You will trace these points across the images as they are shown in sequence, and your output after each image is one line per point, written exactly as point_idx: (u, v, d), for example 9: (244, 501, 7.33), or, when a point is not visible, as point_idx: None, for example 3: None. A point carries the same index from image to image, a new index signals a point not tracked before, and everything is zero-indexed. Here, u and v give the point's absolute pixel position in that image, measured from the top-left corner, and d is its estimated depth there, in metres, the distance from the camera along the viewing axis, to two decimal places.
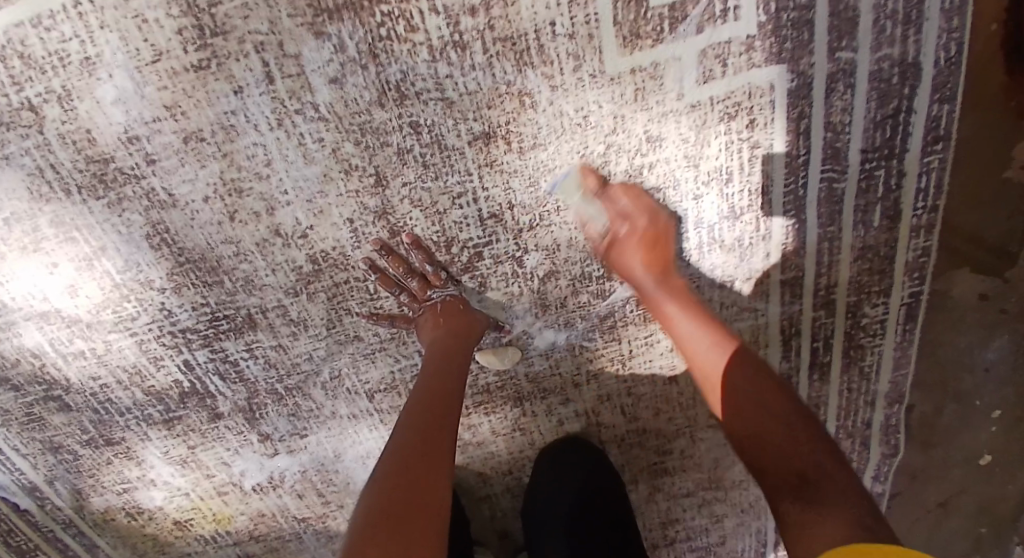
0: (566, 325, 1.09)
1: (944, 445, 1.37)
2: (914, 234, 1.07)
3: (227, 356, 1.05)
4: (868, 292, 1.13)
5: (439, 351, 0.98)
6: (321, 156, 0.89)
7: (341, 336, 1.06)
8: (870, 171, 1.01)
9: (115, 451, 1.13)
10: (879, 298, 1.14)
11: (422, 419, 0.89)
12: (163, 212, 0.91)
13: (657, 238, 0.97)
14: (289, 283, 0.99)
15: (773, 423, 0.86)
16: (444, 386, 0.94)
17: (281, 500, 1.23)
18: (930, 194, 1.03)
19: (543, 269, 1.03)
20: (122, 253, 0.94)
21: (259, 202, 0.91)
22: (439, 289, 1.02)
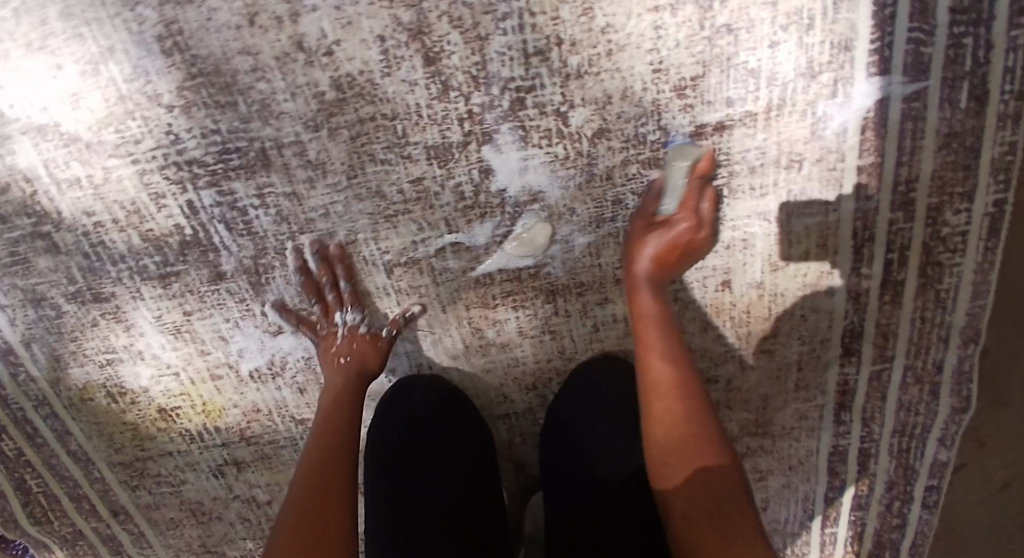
0: (613, 204, 0.97)
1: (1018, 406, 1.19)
2: (1000, 124, 0.95)
3: (235, 202, 0.95)
4: (951, 194, 1.00)
5: (335, 391, 1.00)
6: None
7: (361, 190, 0.96)
8: (957, 38, 0.91)
9: (102, 311, 1.02)
10: (963, 203, 1.00)
11: (328, 425, 0.96)
12: (179, 9, 0.84)
13: (683, 242, 0.93)
14: (308, 113, 0.89)
15: (715, 503, 0.75)
16: (353, 392, 1.00)
17: (278, 392, 1.11)
18: (1017, 75, 0.93)
19: (592, 128, 0.92)
20: (131, 58, 0.86)
21: (281, 4, 0.84)
22: (343, 315, 1.02)
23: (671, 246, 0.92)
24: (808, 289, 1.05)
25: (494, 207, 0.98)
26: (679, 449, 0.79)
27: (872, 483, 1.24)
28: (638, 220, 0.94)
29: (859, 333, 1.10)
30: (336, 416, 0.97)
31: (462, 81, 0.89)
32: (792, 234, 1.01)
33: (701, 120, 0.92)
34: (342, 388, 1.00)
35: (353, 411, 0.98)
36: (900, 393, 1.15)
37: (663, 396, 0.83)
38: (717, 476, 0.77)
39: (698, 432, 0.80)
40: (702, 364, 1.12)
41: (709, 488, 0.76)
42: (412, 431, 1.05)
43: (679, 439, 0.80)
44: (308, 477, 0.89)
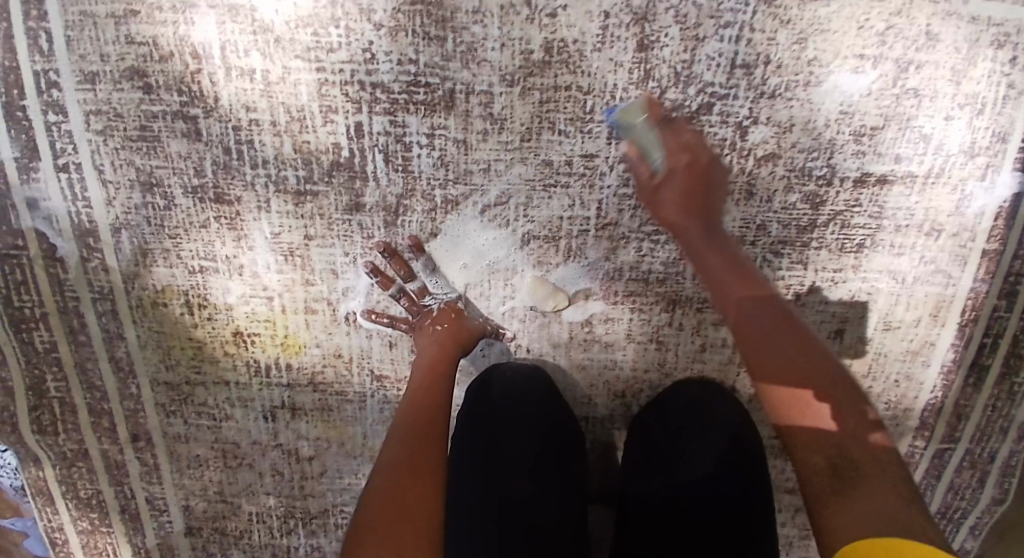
0: (760, 228, 1.01)
1: None
2: None
3: (403, 136, 0.92)
4: None
5: (425, 358, 0.94)
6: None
7: (529, 155, 0.95)
8: None
9: (219, 214, 0.96)
10: None
11: (426, 391, 0.90)
12: None
13: (449, 334, 0.97)
14: (510, 67, 0.90)
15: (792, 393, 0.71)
16: (444, 365, 0.93)
17: (367, 341, 1.05)
18: None
19: (764, 150, 0.96)
20: None
21: None
22: (438, 295, 1.01)
23: (447, 331, 0.97)
24: (909, 354, 1.10)
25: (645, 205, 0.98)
26: (785, 335, 0.74)
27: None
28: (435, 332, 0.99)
29: (936, 408, 1.13)
30: (429, 388, 0.91)
31: (664, 75, 0.91)
32: (911, 298, 1.06)
33: (867, 170, 0.98)
34: (432, 382, 0.91)
35: (446, 382, 0.91)
36: (951, 474, 1.18)
37: (759, 348, 0.74)
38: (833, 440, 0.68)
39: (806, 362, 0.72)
40: None
41: (805, 435, 0.69)
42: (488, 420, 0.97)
43: (800, 376, 0.71)
44: (395, 474, 0.80)
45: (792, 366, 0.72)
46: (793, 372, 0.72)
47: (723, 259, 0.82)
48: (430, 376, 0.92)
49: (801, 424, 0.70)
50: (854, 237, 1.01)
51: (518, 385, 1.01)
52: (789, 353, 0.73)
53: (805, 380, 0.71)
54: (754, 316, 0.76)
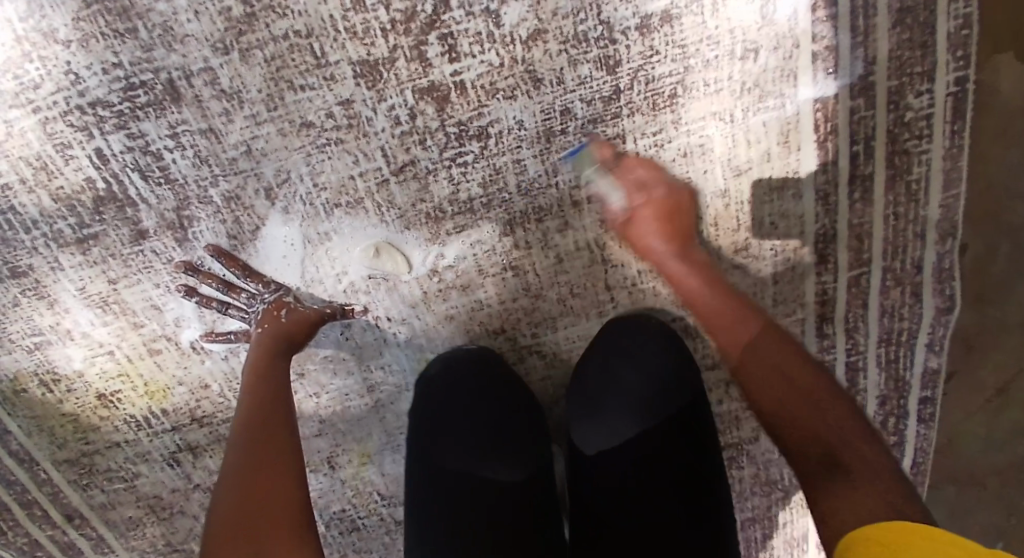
0: (564, 113, 0.92)
1: (1002, 300, 1.13)
2: None
3: (148, 146, 0.87)
4: (910, 74, 0.94)
5: (259, 354, 0.90)
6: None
7: (287, 124, 0.88)
8: None
9: (23, 288, 0.94)
10: (923, 84, 0.95)
11: (261, 392, 0.86)
12: None
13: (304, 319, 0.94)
14: (215, 34, 0.83)
15: (802, 407, 0.76)
16: (276, 362, 0.90)
17: (225, 363, 1.02)
18: None
19: (526, 29, 0.87)
20: None
21: None
22: (258, 295, 0.96)
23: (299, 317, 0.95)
24: (775, 192, 0.99)
25: (433, 131, 0.91)
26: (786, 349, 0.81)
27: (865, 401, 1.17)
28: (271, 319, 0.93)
29: (832, 234, 1.03)
30: (263, 386, 0.87)
31: None
32: (749, 131, 0.95)
33: (645, 11, 0.88)
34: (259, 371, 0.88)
35: (283, 378, 0.89)
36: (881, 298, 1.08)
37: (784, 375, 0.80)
38: (823, 404, 0.76)
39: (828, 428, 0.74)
40: (673, 288, 1.06)
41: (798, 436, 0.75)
42: (441, 418, 1.01)
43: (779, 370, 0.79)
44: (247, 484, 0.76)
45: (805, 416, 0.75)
46: (795, 386, 0.77)
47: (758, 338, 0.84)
48: (257, 367, 0.89)
49: (758, 356, 0.81)
50: (663, 90, 0.92)
51: (451, 374, 1.03)
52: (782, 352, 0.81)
53: (795, 389, 0.77)
54: (744, 324, 0.84)
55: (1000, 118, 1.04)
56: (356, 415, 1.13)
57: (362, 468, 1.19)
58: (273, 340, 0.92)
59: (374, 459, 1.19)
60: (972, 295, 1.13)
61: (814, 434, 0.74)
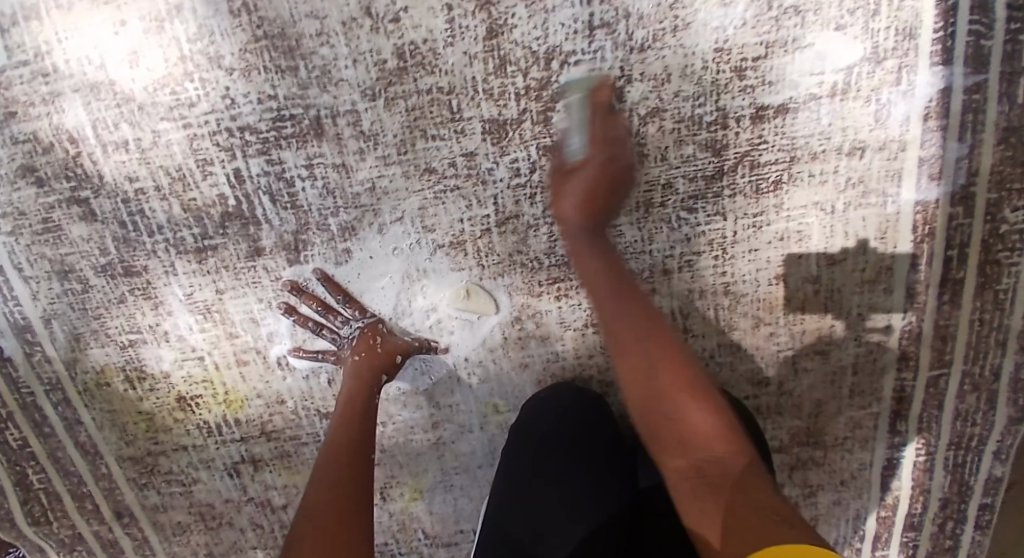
0: (665, 186, 0.97)
1: None
2: None
3: (284, 172, 0.92)
4: (1009, 190, 0.98)
5: (353, 378, 0.94)
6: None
7: (412, 167, 0.93)
8: (1015, 32, 0.90)
9: (131, 286, 0.99)
10: (1021, 200, 0.99)
11: (348, 417, 0.89)
12: None
13: (396, 346, 0.99)
14: (368, 82, 0.88)
15: (667, 418, 0.71)
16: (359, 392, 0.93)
17: (306, 382, 1.04)
18: None
19: (646, 107, 0.93)
20: (198, 17, 0.87)
21: None
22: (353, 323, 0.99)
23: (388, 343, 0.98)
24: (866, 285, 1.03)
25: (543, 188, 0.95)
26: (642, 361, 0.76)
27: (926, 501, 1.19)
28: (363, 341, 0.98)
29: (917, 335, 1.06)
30: (349, 414, 0.90)
31: (521, 56, 0.89)
32: (848, 226, 0.99)
33: (762, 103, 0.92)
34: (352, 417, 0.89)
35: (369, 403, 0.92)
36: (956, 402, 1.11)
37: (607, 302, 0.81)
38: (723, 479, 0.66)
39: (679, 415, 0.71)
40: (750, 364, 1.08)
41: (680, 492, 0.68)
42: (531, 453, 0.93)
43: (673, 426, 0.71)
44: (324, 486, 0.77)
45: (702, 442, 0.69)
46: (668, 427, 0.71)
47: (599, 258, 0.83)
48: (349, 415, 0.90)
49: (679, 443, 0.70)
50: (769, 176, 0.96)
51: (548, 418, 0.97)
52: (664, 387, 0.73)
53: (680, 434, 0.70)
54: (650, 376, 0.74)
55: None
56: (417, 449, 1.11)
57: (412, 504, 1.16)
58: (362, 367, 0.95)
59: (426, 495, 1.15)
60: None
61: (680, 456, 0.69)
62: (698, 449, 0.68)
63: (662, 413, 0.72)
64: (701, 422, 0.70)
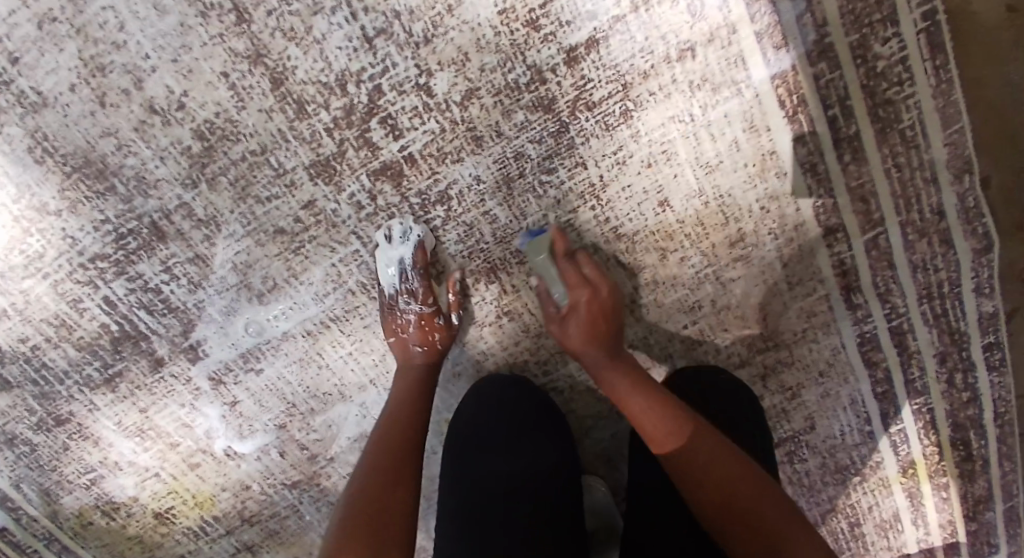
0: (517, 157, 0.93)
1: None
2: None
3: (147, 284, 0.94)
4: (871, 24, 0.93)
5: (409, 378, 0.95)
6: (172, 3, 0.82)
7: (262, 234, 0.92)
8: None
9: (69, 433, 1.03)
10: (888, 30, 0.94)
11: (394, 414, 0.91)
12: (37, 115, 0.86)
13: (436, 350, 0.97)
14: (182, 172, 0.88)
15: (728, 481, 0.79)
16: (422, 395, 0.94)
17: (260, 463, 1.06)
18: None
19: (459, 92, 0.88)
20: (12, 176, 0.88)
21: (124, 76, 0.85)
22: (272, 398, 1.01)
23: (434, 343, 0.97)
24: (755, 177, 0.98)
25: (397, 206, 0.93)
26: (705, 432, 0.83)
27: (921, 362, 1.14)
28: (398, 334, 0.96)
29: (832, 205, 1.01)
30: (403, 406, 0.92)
31: (315, 93, 0.86)
32: (711, 128, 0.95)
33: (569, 47, 0.88)
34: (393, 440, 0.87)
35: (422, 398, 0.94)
36: (908, 253, 1.05)
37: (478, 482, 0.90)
38: (749, 510, 0.77)
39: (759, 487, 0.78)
40: (676, 294, 1.04)
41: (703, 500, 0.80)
42: (475, 443, 0.99)
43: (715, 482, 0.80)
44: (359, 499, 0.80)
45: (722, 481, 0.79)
46: (718, 466, 0.80)
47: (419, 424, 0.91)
48: (403, 406, 0.92)
49: (733, 497, 0.78)
50: (610, 111, 0.92)
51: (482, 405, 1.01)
52: (730, 461, 0.80)
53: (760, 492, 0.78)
54: None
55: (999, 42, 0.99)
56: None
57: None
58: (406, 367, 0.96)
59: (419, 525, 1.15)
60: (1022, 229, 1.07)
61: (756, 489, 0.78)
62: (756, 498, 0.77)
63: (726, 465, 0.80)
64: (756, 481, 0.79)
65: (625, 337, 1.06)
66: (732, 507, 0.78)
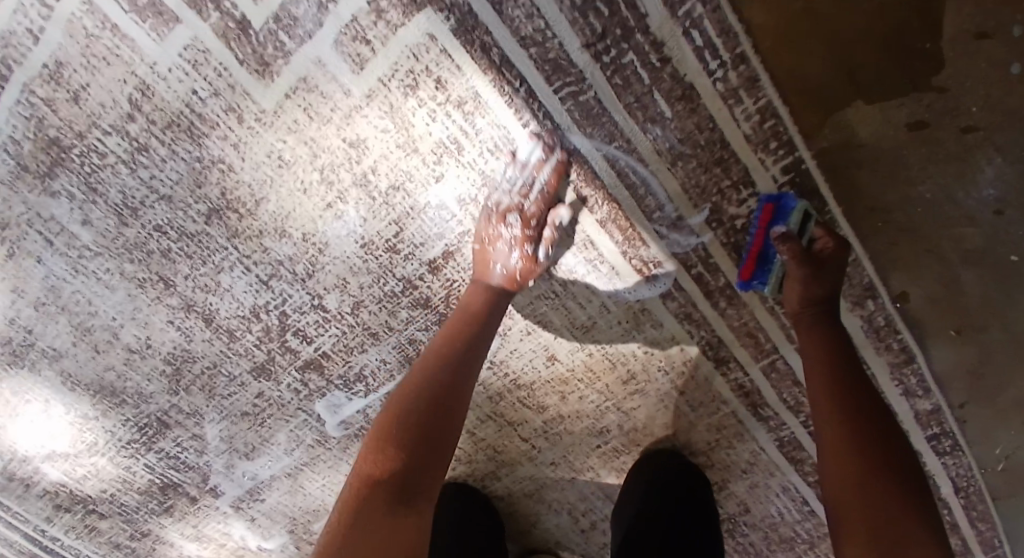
0: (410, 343, 1.06)
1: (989, 326, 0.99)
2: (732, 99, 0.84)
3: (169, 453, 1.22)
4: (722, 191, 0.90)
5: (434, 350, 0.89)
6: (118, 283, 1.02)
7: (233, 416, 1.16)
8: (616, 60, 0.82)
9: (153, 539, 1.35)
10: (743, 191, 0.90)
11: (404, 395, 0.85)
12: (60, 362, 1.11)
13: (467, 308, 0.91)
14: (167, 384, 1.13)
15: (868, 468, 0.79)
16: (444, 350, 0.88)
17: (284, 553, 1.37)
18: (718, 45, 0.81)
19: (347, 304, 1.03)
20: (62, 398, 1.15)
21: (107, 331, 1.07)
22: (275, 515, 1.31)
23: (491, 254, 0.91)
24: (632, 329, 1.05)
25: (326, 388, 1.12)
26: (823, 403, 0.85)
27: None
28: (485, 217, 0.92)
29: (717, 342, 1.05)
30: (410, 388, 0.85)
31: (238, 323, 1.05)
32: (577, 296, 1.02)
33: (429, 258, 0.98)
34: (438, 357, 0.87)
35: (458, 353, 0.87)
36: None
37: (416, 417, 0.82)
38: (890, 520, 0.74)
39: (885, 481, 0.78)
40: (583, 423, 1.15)
41: (854, 489, 0.78)
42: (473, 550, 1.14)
43: (854, 468, 0.79)
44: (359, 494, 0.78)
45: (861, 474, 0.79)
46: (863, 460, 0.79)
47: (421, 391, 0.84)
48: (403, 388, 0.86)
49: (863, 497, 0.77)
50: None
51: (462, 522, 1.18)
52: (856, 438, 0.81)
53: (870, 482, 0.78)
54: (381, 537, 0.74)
55: (886, 164, 0.87)
56: None
57: None
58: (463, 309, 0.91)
59: None
60: (953, 327, 1.00)
61: (872, 478, 0.78)
62: (868, 485, 0.78)
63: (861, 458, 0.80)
64: (881, 472, 0.78)
65: (547, 457, 1.20)
66: (862, 507, 0.77)
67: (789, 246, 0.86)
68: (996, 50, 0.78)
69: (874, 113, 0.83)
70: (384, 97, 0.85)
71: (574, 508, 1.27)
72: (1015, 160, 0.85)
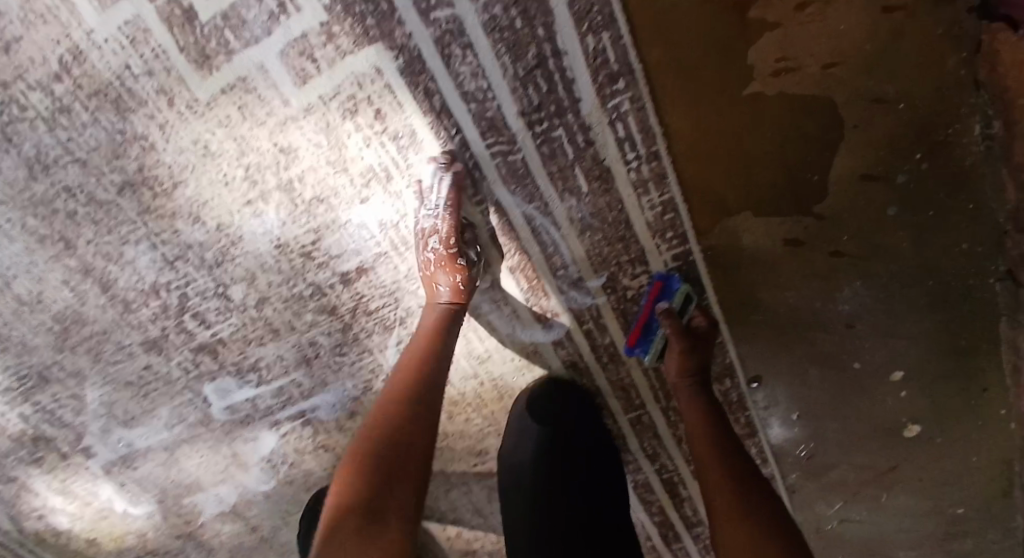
0: (311, 343, 1.09)
1: (828, 415, 1.13)
2: (642, 189, 0.91)
3: (46, 407, 1.19)
4: (620, 263, 0.99)
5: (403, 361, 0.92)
6: (18, 234, 1.00)
7: (117, 382, 1.15)
8: (546, 133, 0.88)
9: (15, 486, 1.31)
10: (638, 267, 0.99)
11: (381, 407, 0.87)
12: None
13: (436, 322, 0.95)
14: (52, 341, 1.11)
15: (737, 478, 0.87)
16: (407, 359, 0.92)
17: (150, 521, 1.37)
18: (639, 139, 0.88)
19: (253, 297, 1.05)
20: None
21: None
22: (146, 483, 1.30)
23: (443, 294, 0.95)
24: (524, 367, 1.12)
25: (218, 371, 1.13)
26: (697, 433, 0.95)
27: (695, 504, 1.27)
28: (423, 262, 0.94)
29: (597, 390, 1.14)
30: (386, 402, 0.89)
31: (137, 295, 1.05)
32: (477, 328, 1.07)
33: (342, 269, 1.01)
34: (411, 373, 0.90)
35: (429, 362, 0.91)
36: (671, 428, 1.17)
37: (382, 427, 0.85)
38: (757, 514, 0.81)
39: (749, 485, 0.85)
40: (464, 442, 1.22)
41: (727, 493, 0.85)
42: None
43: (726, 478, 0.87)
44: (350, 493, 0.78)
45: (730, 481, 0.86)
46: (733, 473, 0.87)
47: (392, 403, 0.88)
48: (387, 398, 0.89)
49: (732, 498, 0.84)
50: (390, 317, 1.06)
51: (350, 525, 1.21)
52: (724, 456, 0.90)
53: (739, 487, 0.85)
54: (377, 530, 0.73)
55: (763, 268, 0.98)
56: (251, 545, 1.40)
57: None
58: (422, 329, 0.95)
59: None
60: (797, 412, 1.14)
61: (741, 485, 0.86)
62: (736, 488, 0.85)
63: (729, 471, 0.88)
64: (746, 479, 0.87)
65: None
66: (736, 506, 0.83)
67: (671, 321, 0.96)
68: (872, 190, 0.90)
69: (762, 226, 0.93)
70: (318, 114, 0.88)
71: (443, 516, 1.34)
72: (870, 283, 0.97)
